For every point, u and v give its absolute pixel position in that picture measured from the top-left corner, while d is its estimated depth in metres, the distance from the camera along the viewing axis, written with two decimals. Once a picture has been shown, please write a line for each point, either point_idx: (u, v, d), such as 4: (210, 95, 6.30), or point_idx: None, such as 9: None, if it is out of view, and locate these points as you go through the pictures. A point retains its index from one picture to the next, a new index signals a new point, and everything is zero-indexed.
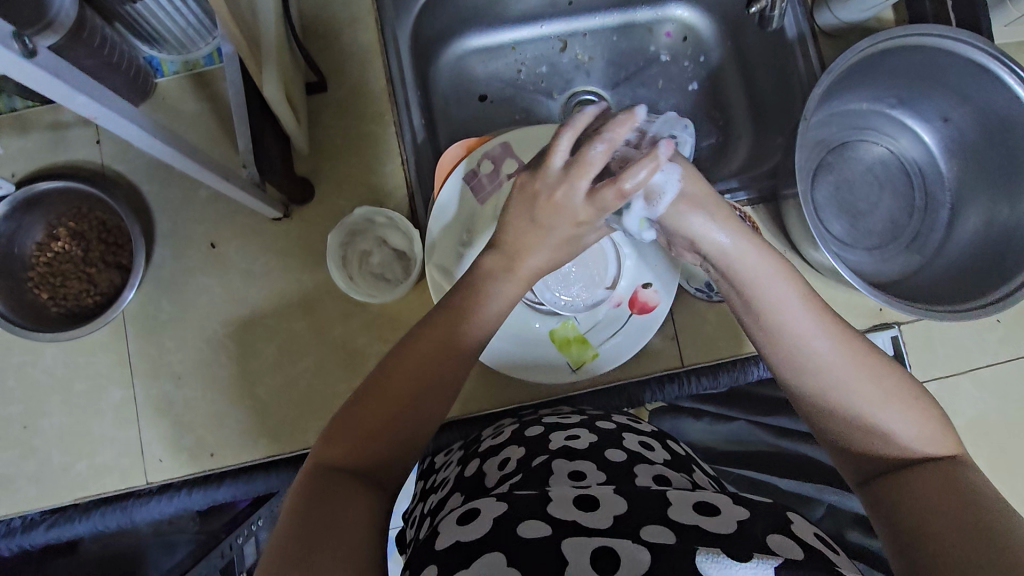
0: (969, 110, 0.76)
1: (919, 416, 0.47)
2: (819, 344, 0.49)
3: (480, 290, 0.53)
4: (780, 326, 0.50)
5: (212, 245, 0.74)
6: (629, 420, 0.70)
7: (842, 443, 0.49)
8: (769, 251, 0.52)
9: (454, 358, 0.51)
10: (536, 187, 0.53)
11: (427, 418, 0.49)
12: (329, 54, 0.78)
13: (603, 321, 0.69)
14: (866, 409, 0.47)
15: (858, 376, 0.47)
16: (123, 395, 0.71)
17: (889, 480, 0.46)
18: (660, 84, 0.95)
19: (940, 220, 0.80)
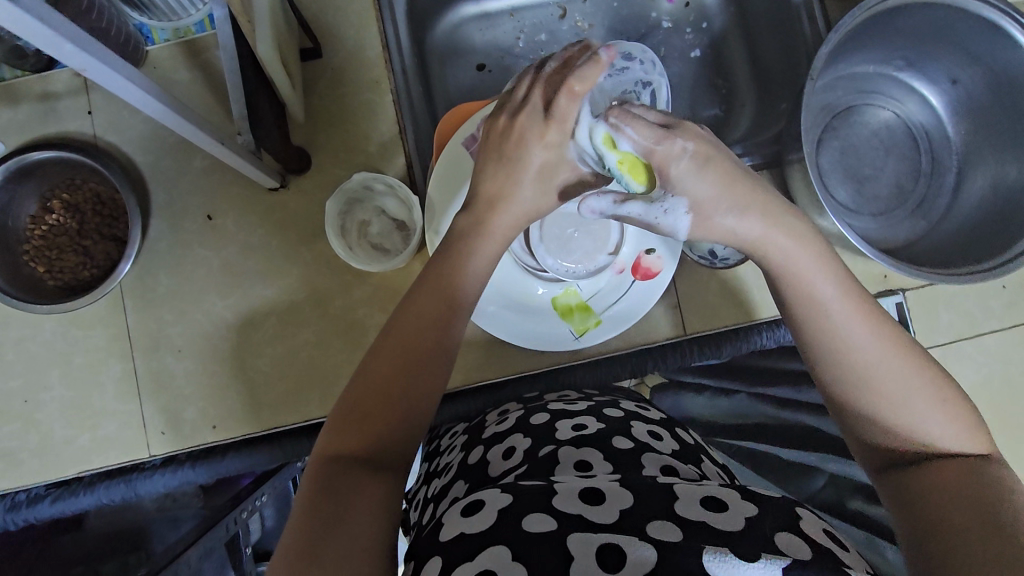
0: (978, 70, 0.75)
1: (950, 414, 0.48)
2: (858, 330, 0.49)
3: (457, 262, 0.53)
4: (819, 311, 0.50)
5: (209, 217, 0.73)
6: (637, 407, 0.70)
7: (867, 431, 0.49)
8: (809, 241, 0.52)
9: (446, 335, 0.51)
10: (501, 119, 0.56)
11: (422, 400, 0.50)
12: (324, 20, 0.76)
13: (604, 285, 0.68)
14: (896, 400, 0.48)
15: (893, 363, 0.48)
16: (123, 369, 0.71)
17: (912, 472, 0.47)
18: (662, 51, 0.93)
19: (946, 183, 0.79)
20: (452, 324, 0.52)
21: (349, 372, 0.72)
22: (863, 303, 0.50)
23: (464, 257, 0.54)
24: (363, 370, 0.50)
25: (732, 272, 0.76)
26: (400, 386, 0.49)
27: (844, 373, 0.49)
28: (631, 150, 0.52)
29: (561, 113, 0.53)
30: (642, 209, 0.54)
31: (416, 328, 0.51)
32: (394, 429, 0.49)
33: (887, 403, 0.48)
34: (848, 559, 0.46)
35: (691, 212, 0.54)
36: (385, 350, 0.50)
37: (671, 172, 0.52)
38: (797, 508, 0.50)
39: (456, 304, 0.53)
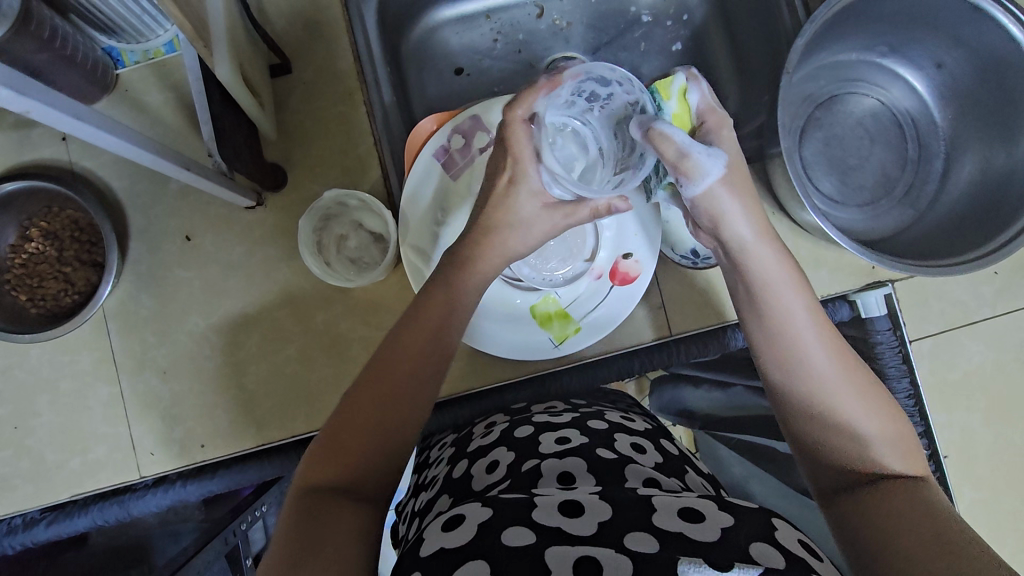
0: (962, 53, 0.72)
1: (893, 435, 0.51)
2: (814, 349, 0.52)
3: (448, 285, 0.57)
4: (782, 327, 0.53)
5: (188, 237, 0.73)
6: (622, 417, 0.70)
7: (819, 446, 0.52)
8: (786, 260, 0.55)
9: (434, 368, 0.54)
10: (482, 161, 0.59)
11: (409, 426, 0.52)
12: (294, 34, 0.76)
13: (583, 291, 0.67)
14: (848, 415, 0.51)
15: (845, 379, 0.52)
16: (110, 392, 0.71)
17: (860, 495, 0.49)
18: (642, 46, 0.92)
19: (934, 170, 0.78)
20: (441, 354, 0.54)
21: (334, 385, 0.72)
22: (819, 322, 0.54)
23: (443, 288, 0.56)
24: (353, 398, 0.51)
25: (717, 271, 0.75)
26: (385, 417, 0.51)
27: (801, 384, 0.52)
28: (693, 104, 0.60)
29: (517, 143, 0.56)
30: (678, 134, 0.54)
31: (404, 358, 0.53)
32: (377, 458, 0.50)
33: (839, 419, 0.51)
34: (819, 567, 0.45)
35: (724, 169, 0.55)
36: (375, 377, 0.52)
37: (717, 126, 0.58)
38: (772, 519, 0.50)
39: (441, 336, 0.55)
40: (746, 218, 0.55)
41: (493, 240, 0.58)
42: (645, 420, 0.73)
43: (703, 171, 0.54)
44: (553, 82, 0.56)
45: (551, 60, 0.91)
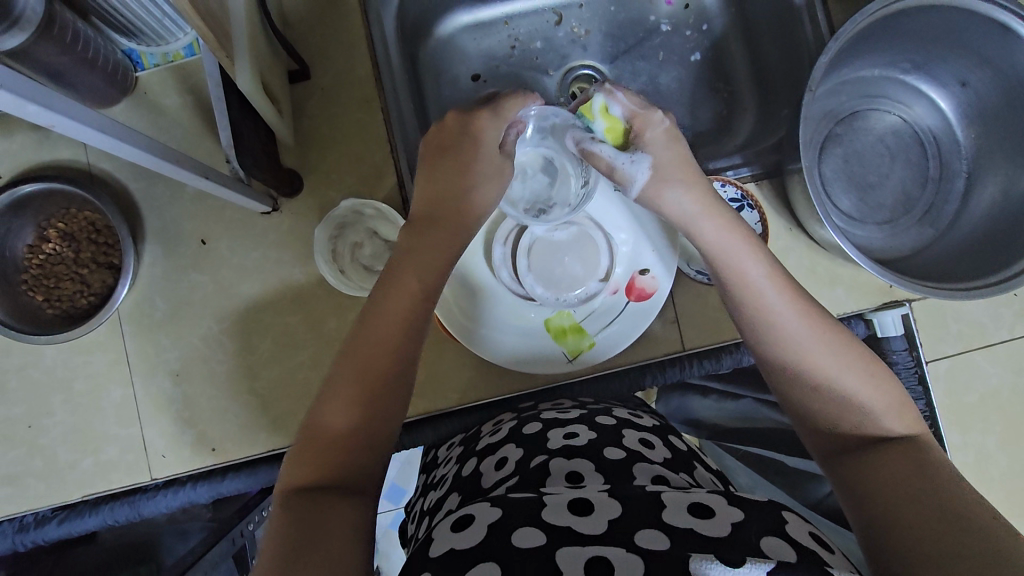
0: (990, 72, 0.71)
1: (881, 396, 0.50)
2: (778, 313, 0.53)
3: (410, 268, 0.58)
4: (749, 298, 0.54)
5: (203, 241, 0.73)
6: (629, 413, 0.69)
7: (810, 416, 0.51)
8: (731, 226, 0.58)
9: (406, 350, 0.54)
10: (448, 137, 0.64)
11: (389, 418, 0.52)
12: (313, 39, 0.76)
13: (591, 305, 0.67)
14: (829, 379, 0.50)
15: (813, 338, 0.52)
16: (123, 394, 0.71)
17: (855, 461, 0.48)
18: (661, 55, 0.91)
19: (955, 189, 0.76)
20: (410, 334, 0.55)
21: None
22: (776, 281, 0.55)
23: (411, 272, 0.58)
24: (330, 401, 0.51)
25: None
26: (364, 403, 0.51)
27: (776, 353, 0.52)
28: (620, 113, 0.62)
29: (504, 109, 0.64)
30: (607, 152, 0.62)
31: (372, 348, 0.53)
32: (358, 455, 0.50)
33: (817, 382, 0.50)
34: (830, 559, 0.45)
35: (652, 169, 0.61)
36: (345, 365, 0.52)
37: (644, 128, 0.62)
38: (783, 512, 0.49)
39: (415, 321, 0.56)
40: (685, 196, 0.60)
41: (440, 228, 0.62)
42: (653, 418, 0.72)
43: (630, 178, 0.62)
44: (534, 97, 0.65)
45: (568, 67, 0.91)
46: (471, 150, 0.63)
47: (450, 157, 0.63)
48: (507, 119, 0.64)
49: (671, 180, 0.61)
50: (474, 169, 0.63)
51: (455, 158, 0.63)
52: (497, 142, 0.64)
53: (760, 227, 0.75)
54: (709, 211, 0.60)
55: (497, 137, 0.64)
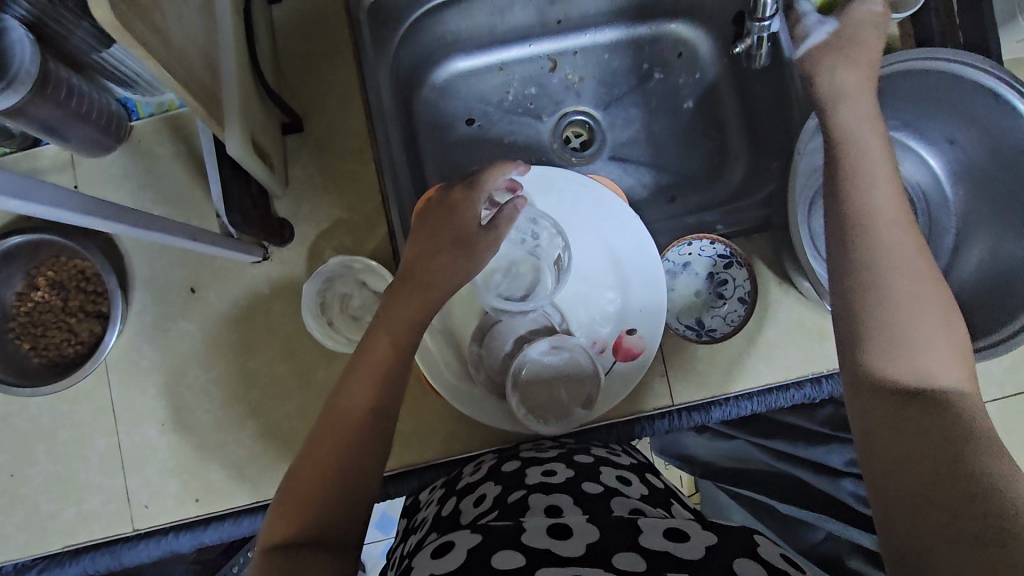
0: (976, 133, 0.72)
1: (945, 343, 0.46)
2: (878, 230, 0.50)
3: (396, 320, 0.55)
4: (853, 195, 0.52)
5: (192, 289, 0.73)
6: (607, 452, 0.67)
7: (865, 328, 0.47)
8: (872, 123, 0.56)
9: (382, 403, 0.52)
10: (437, 205, 0.61)
11: (366, 471, 0.50)
12: (308, 88, 0.76)
13: (579, 377, 0.64)
14: (902, 302, 0.47)
15: (907, 262, 0.48)
16: (108, 443, 0.71)
17: (889, 408, 0.44)
18: (653, 102, 0.92)
19: (945, 246, 0.77)
20: (390, 384, 0.53)
21: None
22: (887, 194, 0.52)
23: (381, 335, 0.55)
24: (336, 402, 0.52)
25: (721, 342, 0.74)
26: (340, 459, 0.49)
27: (863, 253, 0.49)
28: None
29: (484, 179, 0.61)
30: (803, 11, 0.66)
31: (348, 407, 0.51)
32: (335, 500, 0.48)
33: (888, 310, 0.47)
34: None
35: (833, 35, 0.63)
36: (329, 422, 0.51)
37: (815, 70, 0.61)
38: (754, 536, 0.49)
39: (395, 373, 0.53)
40: (847, 75, 0.60)
41: (420, 286, 0.57)
42: (631, 457, 0.69)
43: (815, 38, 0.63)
44: (516, 185, 0.65)
45: (562, 113, 0.92)
46: (449, 216, 0.60)
47: (435, 217, 0.61)
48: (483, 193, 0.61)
49: (841, 54, 0.61)
50: (453, 232, 0.60)
51: (436, 225, 0.60)
52: (477, 215, 0.61)
53: (749, 284, 0.76)
54: (860, 96, 0.59)
55: (476, 211, 0.61)
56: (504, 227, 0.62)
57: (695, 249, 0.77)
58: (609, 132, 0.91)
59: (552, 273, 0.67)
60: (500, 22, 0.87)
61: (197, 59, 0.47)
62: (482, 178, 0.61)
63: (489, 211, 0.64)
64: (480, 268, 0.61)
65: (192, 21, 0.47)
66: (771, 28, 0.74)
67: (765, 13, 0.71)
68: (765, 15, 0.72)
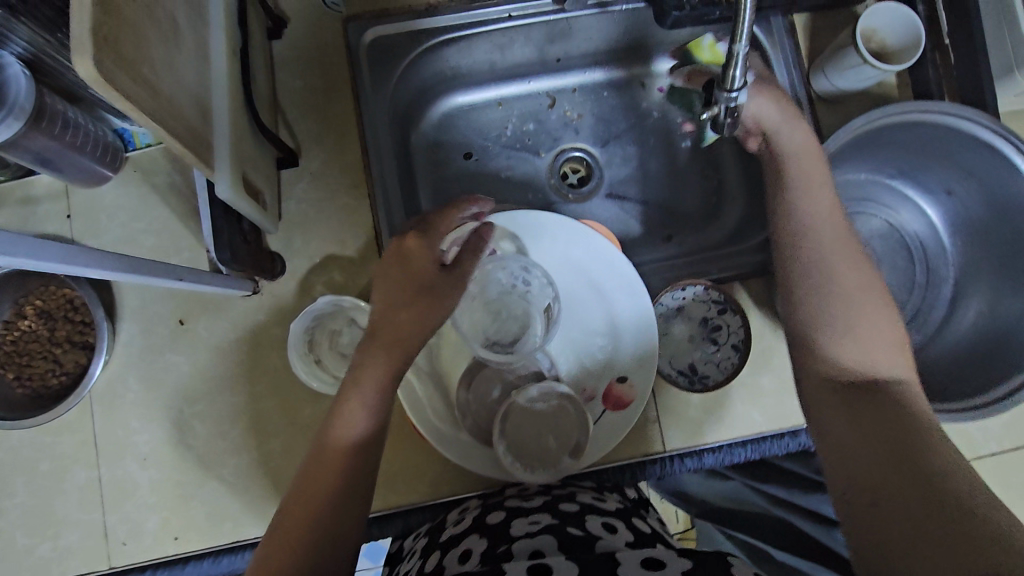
0: (974, 186, 0.72)
1: (883, 340, 0.57)
2: (820, 264, 0.60)
3: (370, 363, 0.56)
4: (801, 224, 0.63)
5: (181, 321, 0.72)
6: (593, 497, 0.62)
7: (816, 336, 0.58)
8: (811, 140, 0.65)
9: (364, 444, 0.55)
10: (395, 255, 0.58)
11: (349, 509, 0.53)
12: (306, 123, 0.76)
13: (567, 425, 0.63)
14: (844, 310, 0.58)
15: (848, 279, 0.59)
16: (88, 477, 0.70)
17: (846, 407, 0.54)
18: (651, 141, 0.92)
19: (942, 297, 0.76)
20: (369, 423, 0.55)
21: None
22: (834, 227, 0.62)
23: (360, 386, 0.56)
24: (324, 440, 0.55)
25: (714, 391, 0.73)
26: (326, 497, 0.52)
27: (809, 272, 0.61)
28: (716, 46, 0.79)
29: (435, 223, 0.59)
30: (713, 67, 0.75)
31: (330, 451, 0.54)
32: (323, 532, 0.51)
33: (829, 337, 0.58)
34: None
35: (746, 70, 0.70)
36: (316, 463, 0.54)
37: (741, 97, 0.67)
38: (729, 557, 0.48)
39: (373, 412, 0.56)
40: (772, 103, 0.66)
41: (385, 338, 0.57)
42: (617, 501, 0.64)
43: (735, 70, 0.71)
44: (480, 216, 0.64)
45: (560, 150, 0.92)
46: (403, 262, 0.58)
47: (397, 263, 0.58)
48: (443, 235, 0.59)
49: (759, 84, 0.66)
50: (413, 279, 0.58)
51: (396, 273, 0.58)
52: (435, 259, 0.59)
53: (743, 332, 0.74)
54: (794, 120, 0.66)
55: (432, 255, 0.58)
56: (468, 264, 0.60)
57: (689, 293, 0.76)
58: (607, 169, 0.91)
59: (540, 318, 0.67)
60: (499, 58, 0.87)
61: (188, 105, 0.47)
62: (436, 218, 0.60)
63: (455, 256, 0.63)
64: (450, 310, 0.60)
65: (184, 68, 0.47)
66: (740, 101, 0.54)
67: (734, 84, 0.51)
68: (733, 86, 0.52)
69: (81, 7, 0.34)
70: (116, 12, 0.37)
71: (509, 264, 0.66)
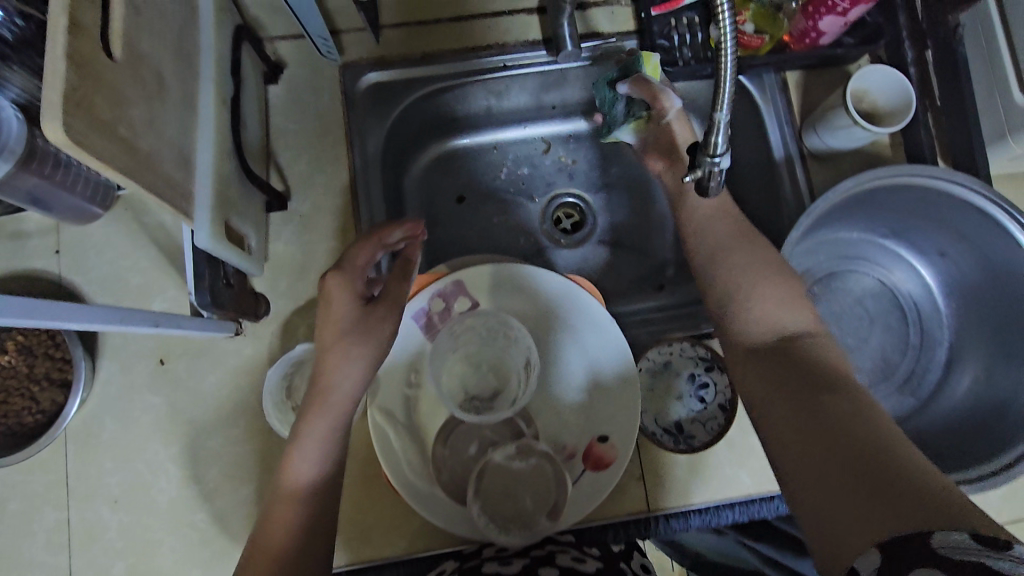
0: (968, 249, 0.70)
1: (784, 303, 0.59)
2: (727, 252, 0.63)
3: (316, 394, 0.56)
4: (699, 227, 0.65)
5: (161, 361, 0.72)
6: (573, 559, 0.57)
7: (726, 313, 0.61)
8: None
9: (323, 477, 0.55)
10: (326, 299, 0.59)
11: (311, 544, 0.52)
12: (299, 165, 0.77)
13: (546, 485, 0.61)
14: (745, 285, 0.60)
15: (748, 259, 0.62)
16: (57, 517, 0.68)
17: (764, 375, 0.56)
18: (645, 188, 0.91)
19: (936, 360, 0.75)
20: (322, 451, 0.55)
21: None
22: (742, 226, 0.65)
23: (309, 433, 0.55)
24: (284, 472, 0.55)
25: (701, 450, 0.71)
26: (288, 531, 0.52)
27: (709, 254, 0.63)
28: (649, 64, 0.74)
29: (352, 262, 0.59)
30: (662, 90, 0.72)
31: (290, 489, 0.54)
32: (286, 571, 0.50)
33: (740, 309, 0.60)
34: None
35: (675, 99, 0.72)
36: (278, 499, 0.54)
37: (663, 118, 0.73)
38: None
39: (327, 444, 0.55)
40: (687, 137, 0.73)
41: (326, 377, 0.56)
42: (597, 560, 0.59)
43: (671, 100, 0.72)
44: (414, 232, 0.64)
45: (553, 195, 0.92)
46: (327, 301, 0.58)
47: (323, 309, 0.59)
48: (360, 270, 0.59)
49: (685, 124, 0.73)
50: (337, 313, 0.58)
51: (326, 311, 0.58)
52: (359, 295, 0.59)
53: (730, 391, 0.73)
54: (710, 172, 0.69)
55: (354, 291, 0.58)
56: (395, 292, 0.60)
57: (676, 349, 0.76)
58: (600, 215, 0.91)
59: (519, 372, 0.66)
60: (496, 104, 0.87)
61: (168, 158, 0.47)
62: (354, 253, 0.60)
63: (413, 307, 0.63)
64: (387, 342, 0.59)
65: (167, 121, 0.47)
66: (723, 167, 0.53)
67: (717, 150, 0.51)
68: (717, 151, 0.51)
69: (57, 72, 0.34)
70: (94, 75, 0.37)
71: (489, 317, 0.66)
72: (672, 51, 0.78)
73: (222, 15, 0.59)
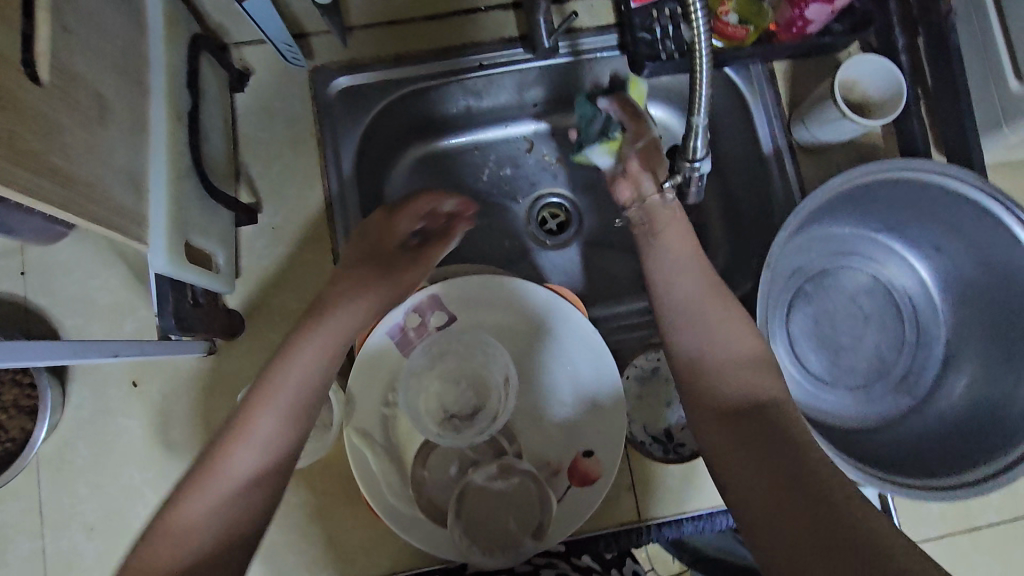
0: (965, 244, 0.68)
1: (732, 336, 0.58)
2: (680, 267, 0.63)
3: (275, 372, 0.54)
4: (652, 248, 0.66)
5: (134, 382, 0.70)
6: None
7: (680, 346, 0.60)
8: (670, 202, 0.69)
9: (268, 461, 0.51)
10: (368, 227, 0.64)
11: (236, 522, 0.48)
12: (270, 175, 0.74)
13: (530, 503, 0.59)
14: (696, 309, 0.60)
15: (694, 285, 0.62)
16: (31, 547, 0.66)
17: (720, 420, 0.54)
18: None
19: (933, 357, 0.73)
20: (273, 427, 0.52)
21: None
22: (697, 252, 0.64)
23: (262, 408, 0.52)
24: (222, 442, 0.51)
25: (691, 459, 0.69)
26: (212, 506, 0.47)
27: (662, 274, 0.64)
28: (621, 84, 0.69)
29: (409, 208, 0.66)
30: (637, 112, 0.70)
31: (220, 462, 0.50)
32: (201, 558, 0.45)
33: (690, 335, 0.59)
34: None
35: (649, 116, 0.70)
36: (207, 469, 0.49)
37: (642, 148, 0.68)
38: None
39: (280, 425, 0.52)
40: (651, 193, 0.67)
41: (290, 359, 0.54)
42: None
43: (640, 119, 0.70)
44: (466, 207, 0.70)
45: (537, 195, 0.89)
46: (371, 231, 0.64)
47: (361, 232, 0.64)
48: (408, 219, 0.65)
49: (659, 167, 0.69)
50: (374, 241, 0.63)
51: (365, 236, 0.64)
52: (397, 237, 0.64)
53: None
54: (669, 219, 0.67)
55: (397, 231, 0.64)
56: (431, 250, 0.66)
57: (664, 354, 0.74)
58: (586, 214, 0.88)
59: (500, 386, 0.65)
60: (475, 104, 0.84)
61: (114, 182, 0.45)
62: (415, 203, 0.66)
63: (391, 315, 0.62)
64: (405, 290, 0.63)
65: (110, 143, 0.45)
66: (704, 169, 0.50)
67: (696, 154, 0.50)
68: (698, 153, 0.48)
69: None
70: (15, 105, 0.35)
71: (465, 330, 0.65)
72: (655, 44, 0.75)
73: (175, 27, 0.56)
